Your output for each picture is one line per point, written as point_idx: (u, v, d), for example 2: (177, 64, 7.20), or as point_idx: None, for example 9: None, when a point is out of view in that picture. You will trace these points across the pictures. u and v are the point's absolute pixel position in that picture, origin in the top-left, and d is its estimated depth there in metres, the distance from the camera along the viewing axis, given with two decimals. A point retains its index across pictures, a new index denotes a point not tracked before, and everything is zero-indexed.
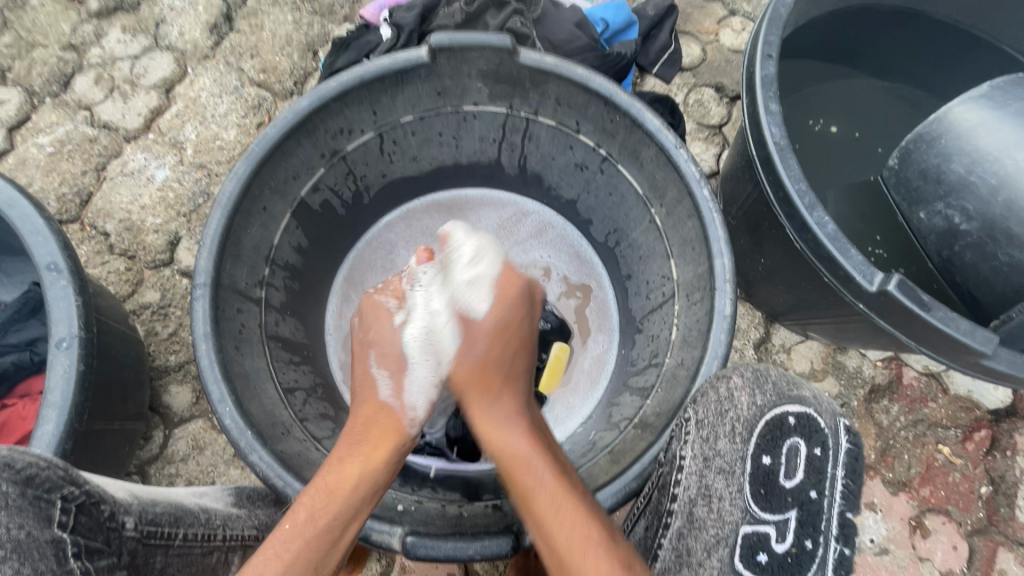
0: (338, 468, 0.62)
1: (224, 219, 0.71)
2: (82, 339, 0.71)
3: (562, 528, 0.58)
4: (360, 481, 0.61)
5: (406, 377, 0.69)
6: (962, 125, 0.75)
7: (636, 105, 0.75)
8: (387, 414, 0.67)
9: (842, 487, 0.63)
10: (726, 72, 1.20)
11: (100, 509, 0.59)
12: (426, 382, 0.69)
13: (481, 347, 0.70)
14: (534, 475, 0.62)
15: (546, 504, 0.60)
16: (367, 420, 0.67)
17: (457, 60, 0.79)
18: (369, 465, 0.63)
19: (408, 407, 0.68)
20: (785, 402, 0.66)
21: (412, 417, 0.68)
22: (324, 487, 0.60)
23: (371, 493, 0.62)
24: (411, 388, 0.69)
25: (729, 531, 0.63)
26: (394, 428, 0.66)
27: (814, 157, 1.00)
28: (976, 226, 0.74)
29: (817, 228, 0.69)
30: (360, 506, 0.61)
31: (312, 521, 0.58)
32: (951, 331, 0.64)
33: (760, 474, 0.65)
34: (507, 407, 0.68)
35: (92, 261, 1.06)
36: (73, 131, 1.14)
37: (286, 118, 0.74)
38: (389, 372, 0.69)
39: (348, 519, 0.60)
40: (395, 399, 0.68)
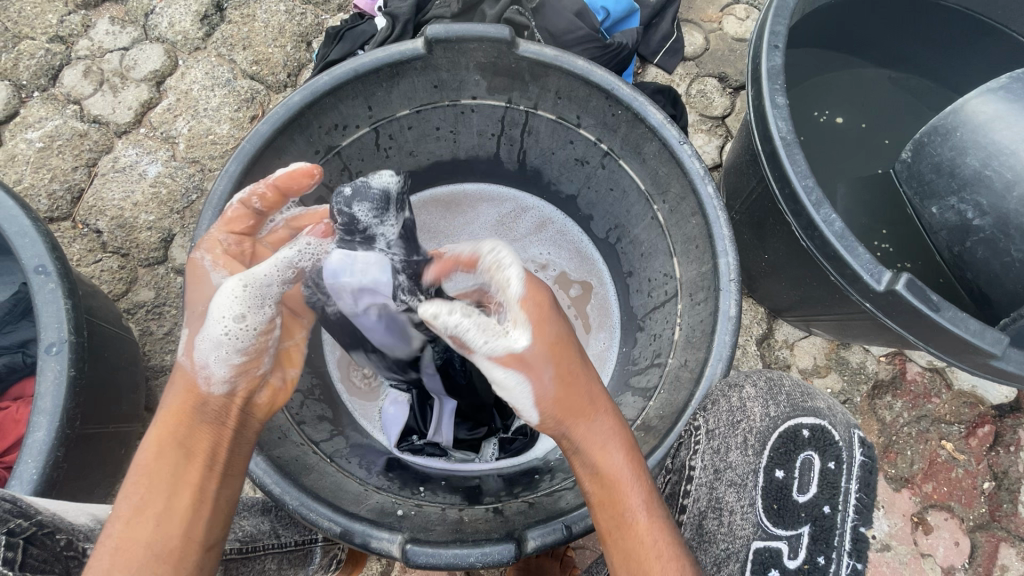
0: (144, 448, 0.56)
1: (216, 218, 0.69)
2: (73, 344, 0.70)
3: (656, 561, 0.53)
4: (157, 454, 0.56)
5: (202, 336, 0.61)
6: (979, 117, 0.73)
7: (639, 98, 0.72)
8: (181, 379, 0.60)
9: (855, 501, 0.59)
10: (730, 62, 1.18)
11: (52, 540, 0.55)
12: (228, 340, 0.61)
13: (551, 371, 0.60)
14: (630, 502, 0.56)
15: (645, 533, 0.55)
16: (169, 390, 0.61)
17: (454, 53, 0.76)
18: (170, 432, 0.57)
19: (201, 367, 0.60)
20: (799, 414, 0.64)
21: (208, 377, 0.60)
22: (136, 472, 0.55)
23: (173, 466, 0.55)
24: (200, 346, 0.61)
25: (740, 546, 0.62)
26: (190, 392, 0.60)
27: (819, 149, 0.98)
28: (989, 222, 0.72)
29: (823, 226, 0.67)
30: (181, 474, 0.55)
31: (130, 506, 0.53)
32: (962, 333, 0.63)
33: (772, 489, 0.62)
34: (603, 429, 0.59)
35: (85, 259, 1.04)
36: (63, 126, 1.11)
37: (278, 114, 0.71)
38: (190, 333, 0.62)
39: (170, 492, 0.54)
40: (190, 361, 0.61)
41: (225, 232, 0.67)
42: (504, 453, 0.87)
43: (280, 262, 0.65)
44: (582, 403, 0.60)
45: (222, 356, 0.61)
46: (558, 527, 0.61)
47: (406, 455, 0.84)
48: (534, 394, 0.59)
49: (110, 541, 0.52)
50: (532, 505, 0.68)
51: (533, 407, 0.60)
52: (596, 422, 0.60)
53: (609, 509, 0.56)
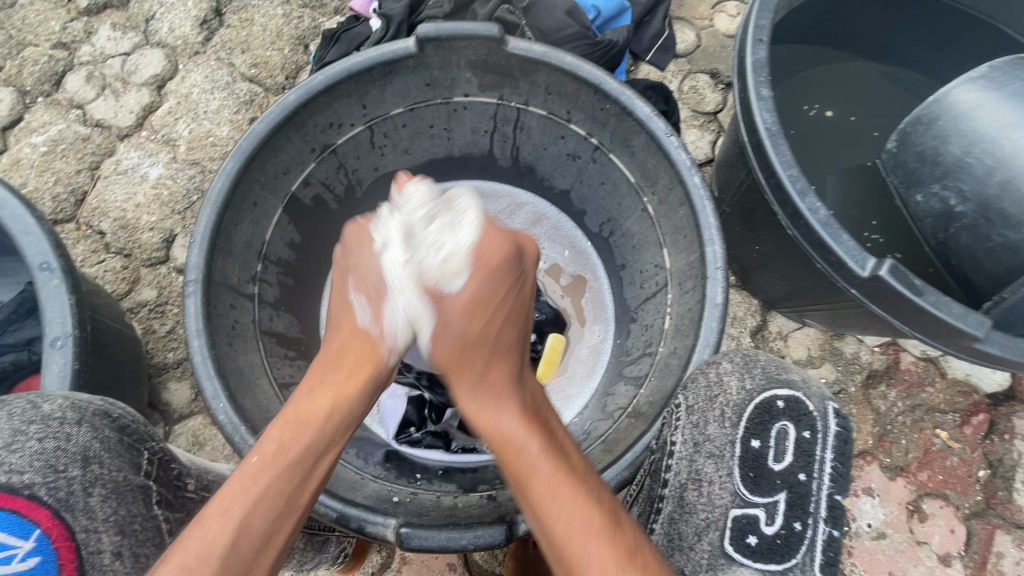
0: (319, 398, 0.62)
1: (215, 215, 0.70)
2: (77, 338, 0.71)
3: (559, 518, 0.55)
4: (335, 410, 0.62)
5: (387, 304, 0.66)
6: (961, 105, 0.75)
7: (627, 92, 0.74)
8: (367, 340, 0.66)
9: (831, 470, 0.63)
10: (721, 58, 1.19)
11: (170, 468, 0.66)
12: (407, 312, 0.66)
13: (456, 322, 0.65)
14: (529, 461, 0.59)
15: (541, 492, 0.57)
16: (335, 351, 0.66)
17: (444, 51, 0.78)
18: (340, 396, 0.63)
19: (386, 334, 0.66)
20: (774, 385, 0.66)
21: (390, 345, 0.66)
22: (297, 417, 0.61)
23: (343, 421, 0.62)
24: (389, 316, 0.66)
25: (719, 515, 0.64)
26: (370, 356, 0.65)
27: (808, 142, 0.99)
28: (972, 208, 0.74)
29: (808, 214, 0.68)
30: (333, 442, 0.61)
31: (281, 453, 0.58)
32: (944, 316, 0.64)
33: (749, 457, 0.65)
34: (492, 397, 0.64)
35: (88, 260, 1.07)
36: (66, 130, 1.13)
37: (274, 113, 0.73)
38: (368, 299, 0.67)
39: (320, 456, 0.60)
40: (376, 326, 0.66)
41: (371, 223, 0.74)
42: None
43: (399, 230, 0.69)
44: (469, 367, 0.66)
45: (407, 327, 0.67)
46: None
47: (404, 447, 0.86)
48: (434, 330, 0.66)
49: (258, 480, 0.56)
50: None
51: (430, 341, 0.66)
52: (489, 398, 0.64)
53: (508, 468, 0.60)
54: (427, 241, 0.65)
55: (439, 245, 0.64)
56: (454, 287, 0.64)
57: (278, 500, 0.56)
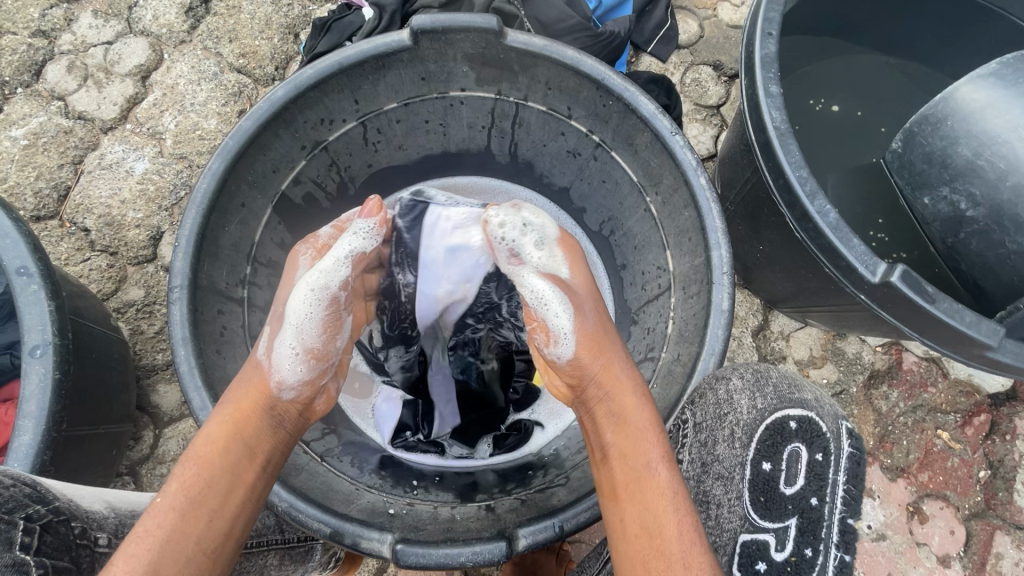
0: (215, 430, 0.60)
1: (200, 216, 0.68)
2: (57, 346, 0.69)
3: (672, 514, 0.57)
4: (231, 442, 0.60)
5: (279, 338, 0.65)
6: (969, 105, 0.72)
7: (630, 88, 0.71)
8: (258, 374, 0.64)
9: (844, 494, 0.63)
10: (725, 49, 1.16)
11: (67, 527, 0.56)
12: (299, 348, 0.65)
13: (592, 304, 0.68)
14: (649, 459, 0.60)
15: (665, 488, 0.59)
16: (233, 384, 0.64)
17: (441, 44, 0.75)
18: (238, 430, 0.60)
19: (275, 369, 0.64)
20: (786, 406, 0.67)
21: (279, 380, 0.64)
22: (201, 455, 0.59)
23: (248, 452, 0.60)
24: (280, 361, 0.64)
25: (728, 539, 0.65)
26: (262, 389, 0.63)
27: (814, 137, 0.97)
28: (983, 213, 0.72)
29: (817, 217, 0.66)
30: (240, 474, 0.59)
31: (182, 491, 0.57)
32: (956, 324, 0.62)
33: (760, 481, 0.65)
34: (631, 380, 0.65)
35: (73, 258, 1.03)
36: (47, 122, 1.09)
37: (261, 109, 0.70)
38: (270, 331, 0.66)
39: (227, 491, 0.58)
40: (267, 359, 0.65)
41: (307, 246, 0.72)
42: (500, 449, 0.86)
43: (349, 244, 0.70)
44: (605, 348, 0.66)
45: (297, 358, 0.65)
46: (549, 526, 0.61)
47: (400, 451, 0.83)
48: (574, 320, 0.65)
49: (162, 525, 0.55)
50: (524, 502, 0.68)
51: (572, 335, 0.65)
52: (626, 375, 0.65)
53: (622, 457, 0.61)
54: (538, 255, 0.69)
55: (553, 250, 0.70)
56: (570, 276, 0.69)
57: (188, 543, 0.54)
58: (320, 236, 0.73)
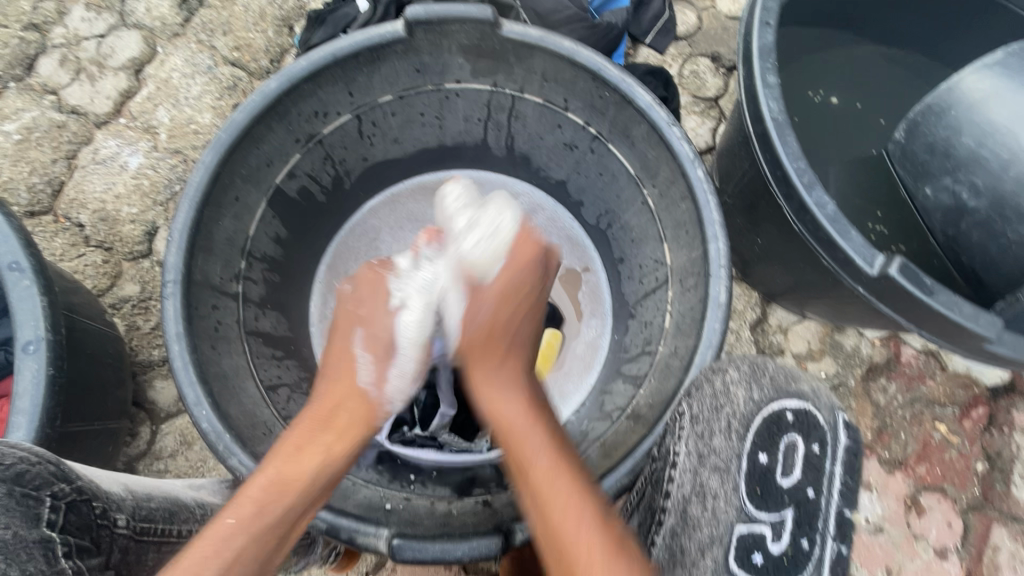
0: (300, 440, 0.60)
1: (193, 210, 0.67)
2: (50, 341, 0.68)
3: (557, 502, 0.56)
4: (330, 457, 0.59)
5: (393, 366, 0.65)
6: (973, 94, 0.72)
7: (627, 80, 0.70)
8: (360, 398, 0.63)
9: (841, 485, 0.64)
10: (723, 41, 1.15)
11: (89, 507, 0.56)
12: (407, 375, 0.66)
13: (490, 304, 0.66)
14: (532, 449, 0.59)
15: (546, 483, 0.57)
16: (334, 395, 0.63)
17: (435, 35, 0.74)
18: (326, 443, 0.60)
19: (385, 401, 0.64)
20: (783, 398, 0.66)
21: (388, 410, 0.65)
22: (293, 459, 0.58)
23: (337, 467, 0.60)
24: (392, 382, 0.65)
25: (724, 531, 0.62)
26: (369, 413, 0.63)
27: (813, 128, 0.95)
28: (984, 203, 0.72)
29: (815, 209, 0.66)
30: (328, 485, 0.59)
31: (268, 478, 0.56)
32: (953, 315, 0.62)
33: (757, 472, 0.64)
34: (502, 376, 0.64)
35: (67, 254, 1.02)
36: (40, 117, 1.08)
37: (254, 102, 0.69)
38: (374, 361, 0.65)
39: (313, 500, 0.58)
40: (376, 389, 0.64)
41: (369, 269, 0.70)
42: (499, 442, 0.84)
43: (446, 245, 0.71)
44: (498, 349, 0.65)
45: (402, 393, 0.66)
46: None
47: (397, 447, 0.82)
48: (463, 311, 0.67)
49: (242, 517, 0.54)
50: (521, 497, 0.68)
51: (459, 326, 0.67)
52: (506, 375, 0.64)
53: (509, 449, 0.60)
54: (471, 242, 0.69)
55: (494, 239, 0.68)
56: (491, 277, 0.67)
57: (262, 544, 0.54)
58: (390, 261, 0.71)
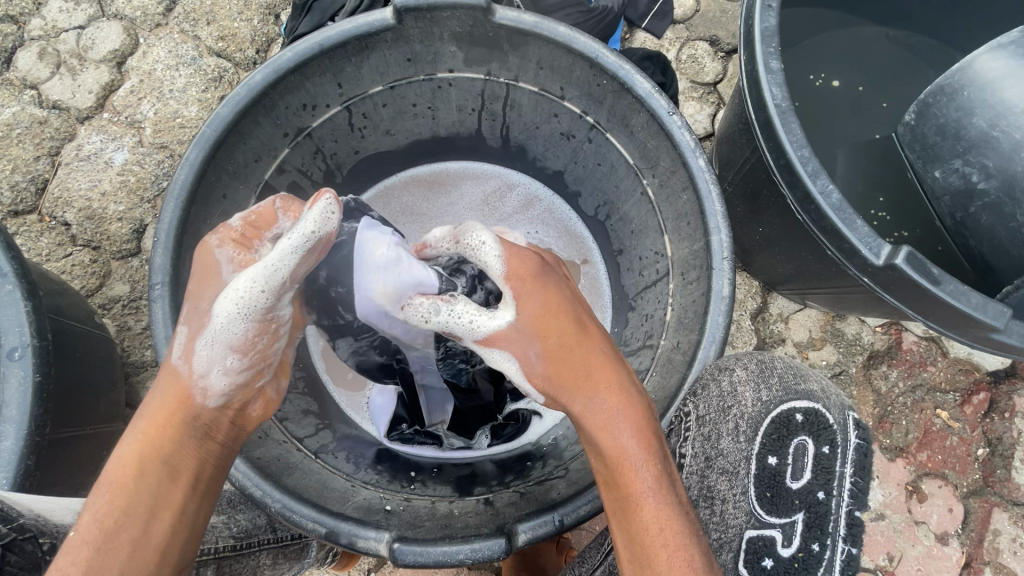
0: (123, 456, 0.54)
1: (180, 209, 0.65)
2: (36, 348, 0.66)
3: (661, 548, 0.53)
4: (149, 461, 0.54)
5: (204, 336, 0.57)
6: (987, 74, 0.70)
7: (625, 66, 0.68)
8: (178, 382, 0.57)
9: (851, 485, 0.64)
10: (722, 23, 1.12)
11: (34, 544, 0.58)
12: (226, 353, 0.58)
13: (538, 348, 0.60)
14: (635, 485, 0.55)
15: (651, 521, 0.54)
16: (154, 394, 0.58)
17: (426, 23, 0.71)
18: (148, 449, 0.54)
19: (198, 375, 0.57)
20: (793, 399, 0.66)
21: (204, 388, 0.57)
22: (113, 480, 0.53)
23: (169, 470, 0.54)
24: (203, 353, 0.57)
25: (734, 535, 0.64)
26: (183, 400, 0.57)
27: (815, 114, 0.94)
28: (994, 185, 0.71)
29: (820, 198, 0.64)
30: (162, 494, 0.53)
31: (99, 522, 0.51)
32: (962, 306, 0.61)
33: (766, 476, 0.65)
34: (602, 409, 0.58)
35: (54, 254, 1.00)
36: (20, 113, 1.05)
37: (239, 95, 0.66)
38: (188, 331, 0.58)
39: (149, 514, 0.52)
40: (187, 364, 0.57)
41: (240, 219, 0.62)
42: (498, 439, 0.84)
43: (303, 240, 0.58)
44: (591, 379, 0.59)
45: (223, 367, 0.58)
46: (548, 520, 0.60)
47: (396, 445, 0.82)
48: (521, 365, 0.61)
49: (74, 550, 0.50)
50: (523, 496, 0.67)
51: (527, 380, 0.62)
52: (601, 400, 0.58)
53: (612, 489, 0.56)
54: (464, 312, 0.62)
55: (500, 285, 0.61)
56: (514, 319, 0.60)
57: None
58: (241, 225, 0.62)
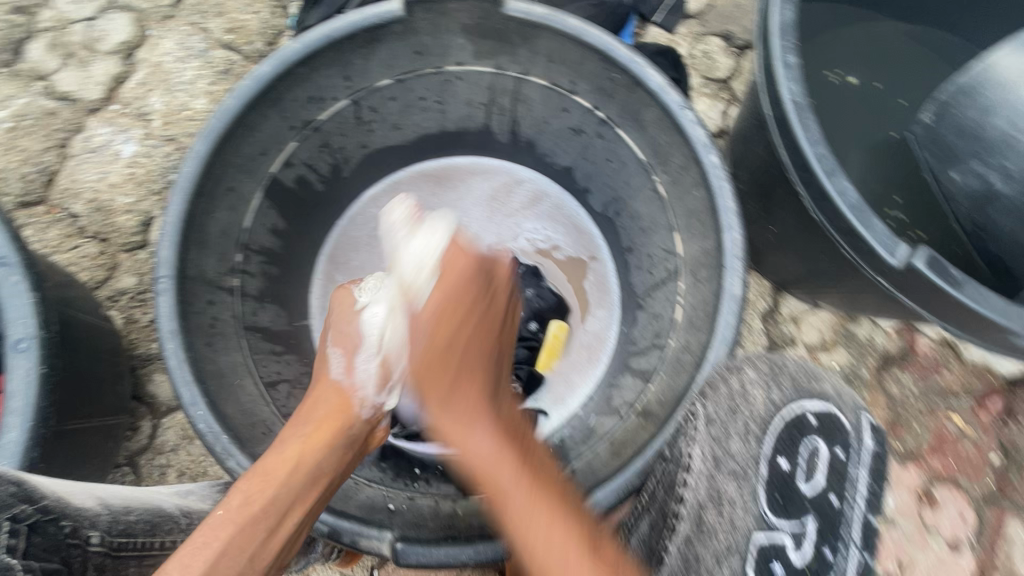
0: (284, 450, 0.59)
1: (185, 202, 0.64)
2: (42, 340, 0.66)
3: (531, 527, 0.56)
4: (303, 461, 0.59)
5: (360, 355, 0.68)
6: (1008, 75, 0.70)
7: (638, 60, 0.66)
8: (341, 394, 0.65)
9: (865, 489, 0.64)
10: (736, 18, 1.10)
11: (57, 527, 0.57)
12: (378, 364, 0.67)
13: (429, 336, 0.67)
14: (501, 473, 0.59)
15: (515, 505, 0.57)
16: (316, 402, 0.65)
17: (435, 14, 0.70)
18: (310, 447, 0.60)
19: (358, 387, 0.66)
20: (805, 401, 0.65)
21: (362, 399, 0.66)
22: (266, 467, 0.57)
23: (320, 475, 0.59)
24: (361, 369, 0.67)
25: (741, 540, 0.60)
26: (343, 410, 0.64)
27: (830, 112, 0.91)
28: (1015, 188, 0.71)
29: (836, 197, 0.62)
30: (307, 494, 0.57)
31: (245, 506, 0.54)
32: (981, 310, 0.59)
33: (776, 479, 0.63)
34: (465, 404, 0.64)
35: (62, 245, 1.00)
36: (30, 104, 1.05)
37: (246, 87, 0.66)
38: (342, 353, 0.68)
39: (287, 510, 0.56)
40: (348, 379, 0.67)
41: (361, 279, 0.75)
42: None
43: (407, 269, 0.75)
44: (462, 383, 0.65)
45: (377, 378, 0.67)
46: None
47: (401, 442, 0.80)
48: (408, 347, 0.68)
49: (225, 511, 0.54)
50: None
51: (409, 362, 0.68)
52: (467, 390, 0.65)
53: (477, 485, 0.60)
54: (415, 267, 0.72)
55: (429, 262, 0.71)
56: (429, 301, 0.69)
57: (237, 560, 0.52)
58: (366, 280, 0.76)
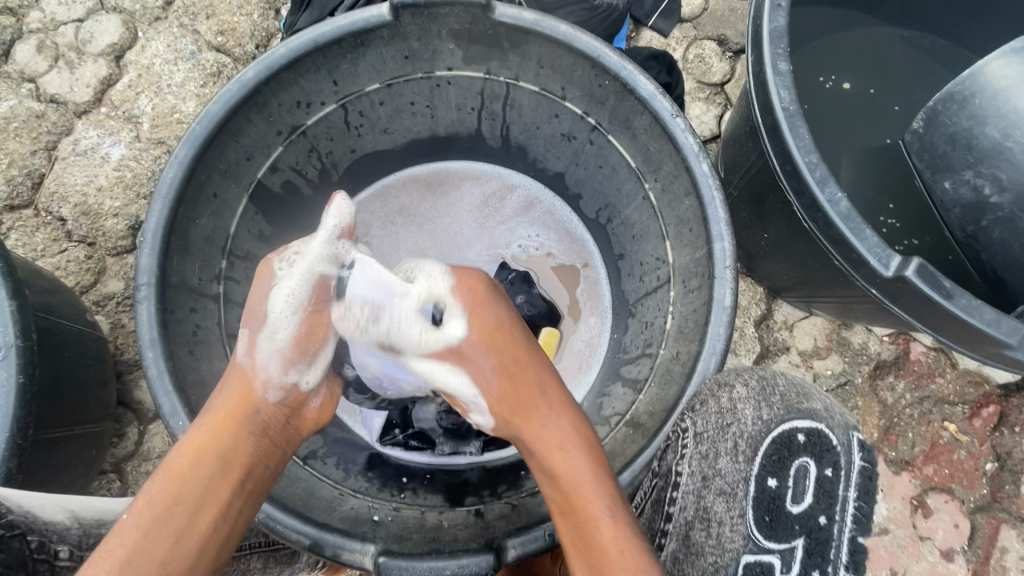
0: (185, 447, 0.57)
1: (167, 209, 0.63)
2: (22, 348, 0.65)
3: (602, 521, 0.56)
4: (205, 454, 0.57)
5: (264, 336, 0.64)
6: (995, 83, 0.69)
7: (628, 67, 0.66)
8: (240, 379, 0.62)
9: (853, 511, 0.62)
10: (731, 22, 1.09)
11: (22, 542, 0.62)
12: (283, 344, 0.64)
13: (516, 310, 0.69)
14: (580, 456, 0.59)
15: (593, 493, 0.57)
16: (220, 392, 0.62)
17: (424, 19, 0.69)
18: (210, 441, 0.57)
19: (260, 368, 0.63)
20: (795, 418, 0.64)
21: (265, 380, 0.63)
22: (171, 469, 0.56)
23: (226, 463, 0.57)
24: (265, 350, 0.63)
25: (729, 560, 0.60)
26: (245, 395, 0.61)
27: (824, 118, 0.91)
28: (1008, 199, 0.69)
29: (828, 206, 0.62)
30: (213, 488, 0.56)
31: (150, 509, 0.54)
32: (975, 322, 0.58)
33: (764, 499, 0.62)
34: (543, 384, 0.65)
35: (49, 249, 0.99)
36: (17, 106, 1.04)
37: (230, 92, 0.65)
38: (249, 333, 0.65)
39: (196, 506, 0.55)
40: (249, 361, 0.63)
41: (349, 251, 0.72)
42: (491, 445, 0.81)
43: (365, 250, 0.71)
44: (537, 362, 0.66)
45: (281, 358, 0.64)
46: (538, 535, 0.60)
47: (390, 450, 0.80)
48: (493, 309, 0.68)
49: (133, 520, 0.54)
50: (514, 508, 0.67)
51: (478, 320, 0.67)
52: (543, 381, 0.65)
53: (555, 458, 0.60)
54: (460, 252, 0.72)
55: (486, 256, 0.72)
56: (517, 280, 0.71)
57: (151, 564, 0.52)
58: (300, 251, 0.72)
